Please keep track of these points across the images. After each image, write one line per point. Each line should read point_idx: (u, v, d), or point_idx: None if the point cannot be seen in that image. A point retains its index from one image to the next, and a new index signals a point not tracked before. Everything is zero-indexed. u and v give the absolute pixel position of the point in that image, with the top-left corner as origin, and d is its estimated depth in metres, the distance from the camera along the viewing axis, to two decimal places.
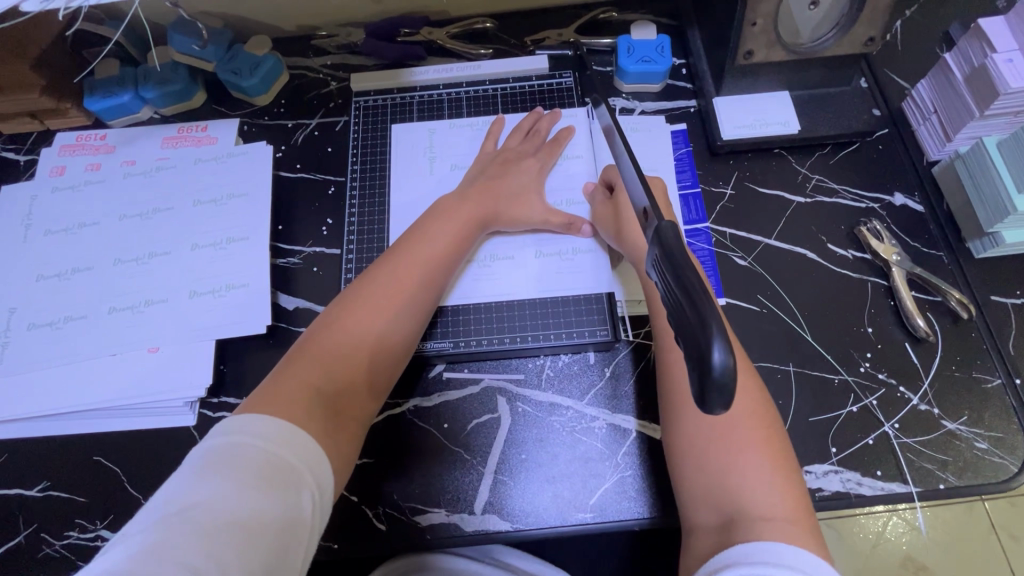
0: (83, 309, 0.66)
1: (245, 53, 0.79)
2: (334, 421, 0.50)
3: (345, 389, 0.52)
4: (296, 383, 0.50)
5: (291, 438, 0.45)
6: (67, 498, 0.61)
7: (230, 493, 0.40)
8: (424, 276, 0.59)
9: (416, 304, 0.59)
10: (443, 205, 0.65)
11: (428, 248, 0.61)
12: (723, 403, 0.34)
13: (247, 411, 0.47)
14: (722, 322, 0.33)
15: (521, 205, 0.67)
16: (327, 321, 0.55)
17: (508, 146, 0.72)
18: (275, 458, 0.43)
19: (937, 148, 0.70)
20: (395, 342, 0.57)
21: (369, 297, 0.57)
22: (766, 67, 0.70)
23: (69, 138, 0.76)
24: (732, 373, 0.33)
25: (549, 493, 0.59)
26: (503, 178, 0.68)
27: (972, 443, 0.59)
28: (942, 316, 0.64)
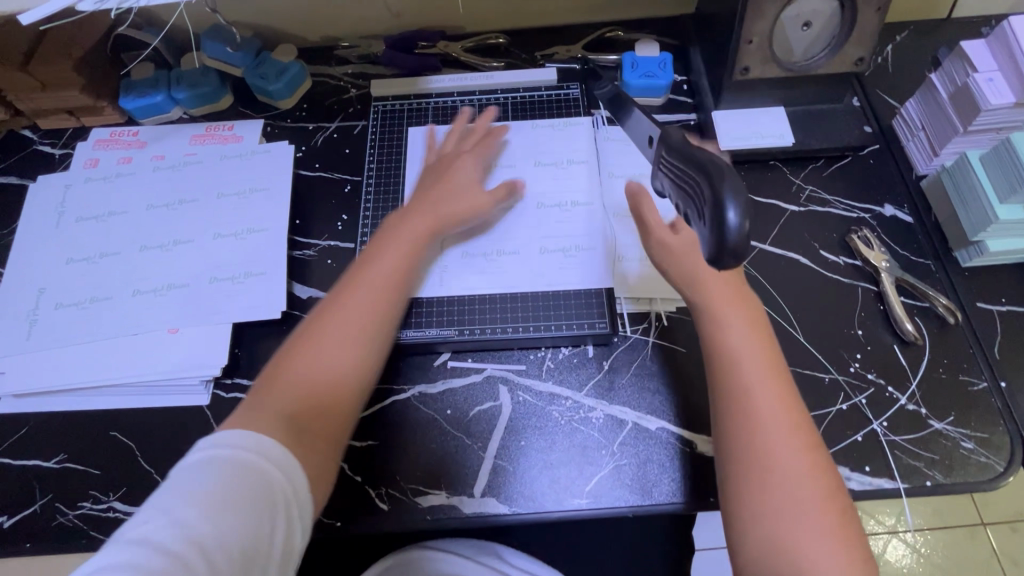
0: (108, 291, 0.69)
1: (272, 59, 0.84)
2: (301, 439, 0.51)
3: (312, 411, 0.53)
4: (259, 406, 0.52)
5: (274, 462, 0.47)
6: (82, 471, 0.64)
7: (226, 517, 0.43)
8: (380, 298, 0.61)
9: (386, 311, 0.61)
10: (390, 222, 0.67)
11: (373, 274, 0.62)
12: (734, 259, 0.41)
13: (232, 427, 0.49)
14: (736, 192, 0.40)
15: (460, 198, 0.69)
16: (291, 348, 0.57)
17: (446, 146, 0.75)
18: (261, 480, 0.46)
19: (925, 162, 0.73)
20: (360, 363, 0.57)
21: (330, 321, 0.58)
22: (762, 83, 0.74)
23: (104, 134, 0.81)
24: (743, 227, 0.40)
25: (546, 480, 0.61)
26: (440, 181, 0.70)
27: (958, 442, 0.60)
28: (929, 321, 0.66)
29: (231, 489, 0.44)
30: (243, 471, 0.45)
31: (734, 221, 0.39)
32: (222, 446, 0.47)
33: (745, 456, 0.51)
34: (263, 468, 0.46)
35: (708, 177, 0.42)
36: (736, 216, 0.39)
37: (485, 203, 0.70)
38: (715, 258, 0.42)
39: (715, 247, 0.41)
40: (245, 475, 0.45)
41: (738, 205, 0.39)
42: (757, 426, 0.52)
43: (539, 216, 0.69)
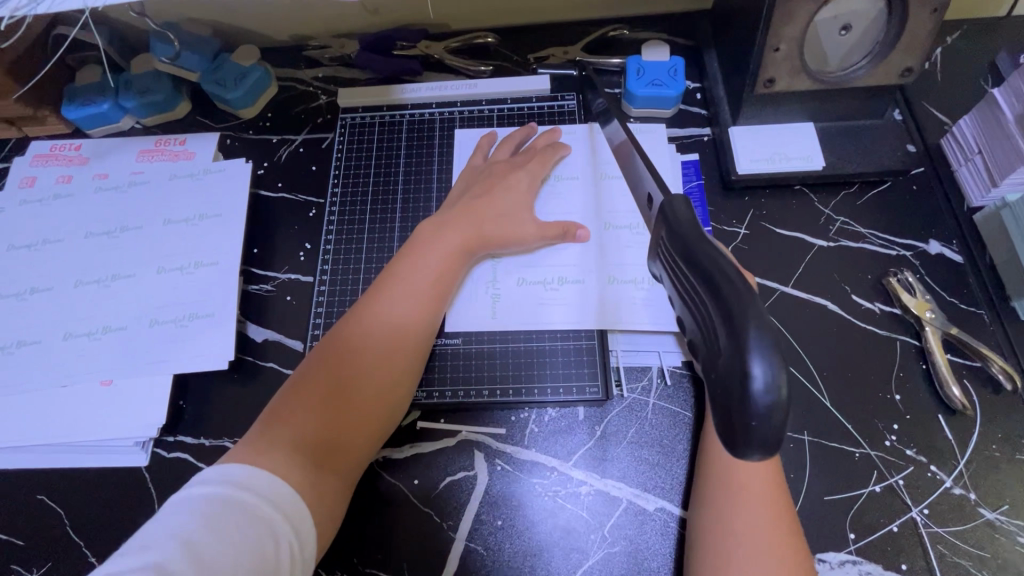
0: (39, 334, 0.62)
1: (231, 62, 0.75)
2: (318, 480, 0.45)
3: (330, 444, 0.48)
4: (281, 434, 0.46)
5: (283, 501, 0.42)
6: (4, 541, 0.57)
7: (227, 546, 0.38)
8: (415, 321, 0.54)
9: (419, 333, 0.54)
10: (426, 229, 0.60)
11: (411, 289, 0.55)
12: (761, 449, 0.30)
13: (237, 460, 0.44)
14: (767, 333, 0.29)
15: (509, 221, 0.61)
16: (319, 364, 0.51)
17: (499, 158, 0.66)
18: (265, 523, 0.40)
19: (979, 193, 0.62)
20: (386, 393, 0.52)
21: (358, 341, 0.52)
22: (790, 97, 0.64)
23: (43, 148, 0.72)
24: (782, 394, 0.29)
25: (524, 568, 0.53)
26: (490, 196, 0.62)
27: (1014, 537, 0.51)
28: (981, 385, 0.56)
29: (233, 527, 0.39)
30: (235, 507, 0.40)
31: (761, 386, 0.29)
32: (228, 472, 0.42)
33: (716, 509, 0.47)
34: (270, 509, 0.41)
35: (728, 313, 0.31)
36: (765, 382, 0.29)
37: (532, 239, 0.61)
38: (727, 435, 0.32)
39: (732, 421, 0.31)
40: (249, 514, 0.40)
41: (767, 365, 0.29)
42: (744, 483, 0.47)
43: (567, 229, 0.62)
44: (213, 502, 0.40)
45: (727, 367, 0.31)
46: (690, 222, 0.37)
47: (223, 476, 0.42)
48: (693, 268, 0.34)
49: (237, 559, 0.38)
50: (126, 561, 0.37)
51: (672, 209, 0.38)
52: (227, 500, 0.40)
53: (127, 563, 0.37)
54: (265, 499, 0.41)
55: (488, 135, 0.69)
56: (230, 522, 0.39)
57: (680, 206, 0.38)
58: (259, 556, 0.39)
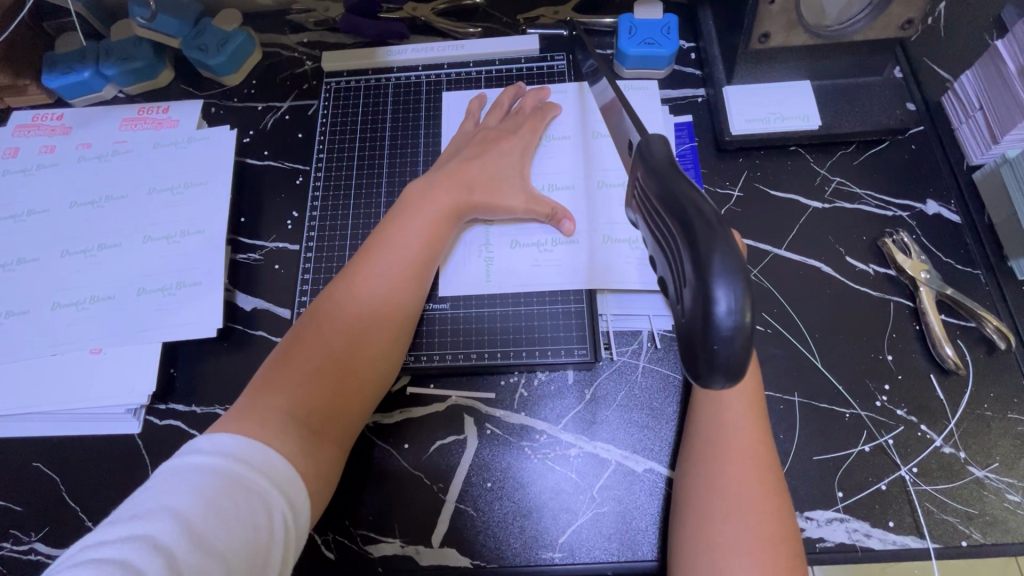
0: (26, 304, 0.61)
1: (212, 27, 0.73)
2: (313, 444, 0.45)
3: (324, 408, 0.47)
4: (271, 401, 0.46)
5: (275, 473, 0.41)
6: (2, 507, 0.57)
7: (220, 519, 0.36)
8: (404, 285, 0.54)
9: (406, 297, 0.54)
10: (412, 194, 0.58)
11: (400, 253, 0.54)
12: (726, 375, 0.30)
13: (228, 428, 0.43)
14: (729, 260, 0.29)
15: (498, 186, 0.60)
16: (307, 330, 0.50)
17: (489, 123, 0.65)
18: (259, 495, 0.39)
19: (980, 150, 0.61)
20: (377, 357, 0.52)
21: (346, 307, 0.51)
22: (786, 53, 0.62)
23: (24, 118, 0.71)
24: (744, 322, 0.29)
25: (514, 529, 0.53)
26: (479, 160, 0.61)
27: (1002, 494, 0.51)
28: (975, 345, 0.56)
29: (227, 498, 0.37)
30: (228, 480, 0.39)
31: (725, 311, 0.29)
32: (217, 444, 0.41)
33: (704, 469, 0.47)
34: (263, 481, 0.40)
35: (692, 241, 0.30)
36: (728, 307, 0.29)
37: (518, 210, 0.60)
38: (692, 367, 0.32)
39: (698, 353, 0.31)
40: (242, 486, 0.39)
41: (731, 289, 0.29)
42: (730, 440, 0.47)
43: (555, 212, 0.60)
44: (204, 474, 0.39)
45: (694, 291, 0.30)
46: (665, 155, 0.36)
47: (213, 446, 0.40)
48: (662, 200, 0.33)
49: (231, 531, 0.36)
50: (114, 531, 0.36)
51: (647, 148, 0.37)
52: (220, 471, 0.39)
53: (115, 533, 0.35)
54: (260, 474, 0.40)
55: (477, 99, 0.67)
56: (223, 493, 0.38)
57: (653, 141, 0.36)
58: (253, 529, 0.37)
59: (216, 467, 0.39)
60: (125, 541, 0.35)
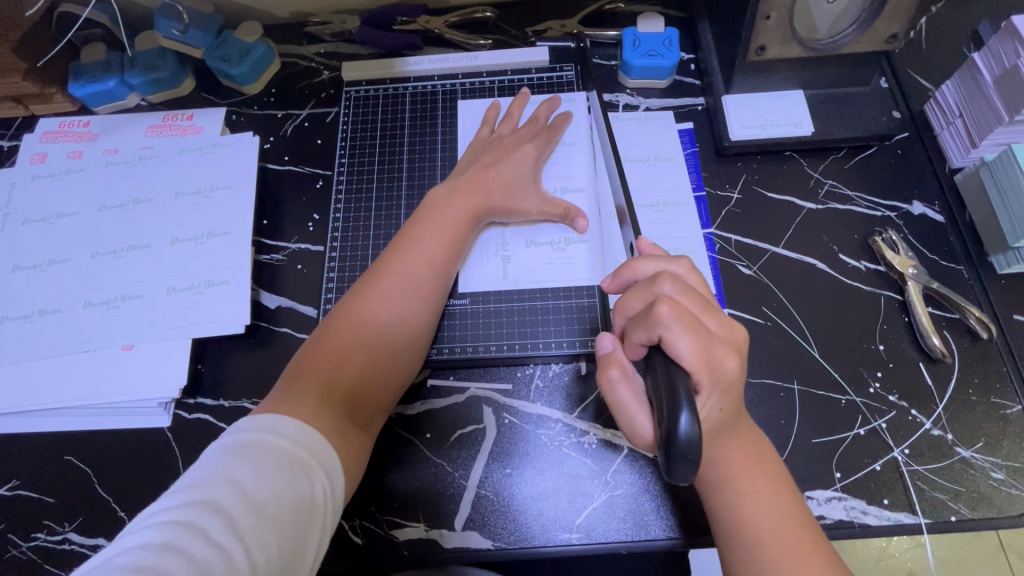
0: (58, 303, 0.64)
1: (235, 38, 0.76)
2: (344, 428, 0.48)
3: (355, 393, 0.51)
4: (306, 386, 0.49)
5: (316, 452, 0.44)
6: (36, 498, 0.59)
7: (272, 483, 0.40)
8: (428, 282, 0.57)
9: (429, 295, 0.57)
10: (436, 196, 0.62)
11: (423, 252, 0.58)
12: (687, 470, 0.40)
13: (268, 411, 0.46)
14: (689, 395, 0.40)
15: (514, 190, 0.63)
16: (339, 321, 0.54)
17: (506, 131, 0.68)
18: (304, 472, 0.42)
19: (960, 154, 0.66)
20: (404, 349, 0.55)
21: (375, 301, 0.55)
22: (779, 65, 0.66)
23: (51, 125, 0.74)
24: (698, 437, 0.39)
25: (533, 512, 0.56)
26: (497, 165, 0.64)
27: (987, 473, 0.55)
28: (960, 335, 0.60)
29: (277, 471, 0.41)
30: (274, 453, 0.42)
31: (684, 426, 0.39)
32: (264, 424, 0.44)
33: (722, 493, 0.47)
34: (307, 457, 0.43)
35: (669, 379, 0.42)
36: (687, 424, 0.39)
37: (534, 212, 0.64)
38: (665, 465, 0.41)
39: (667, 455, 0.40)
40: (286, 458, 0.42)
41: (689, 414, 0.39)
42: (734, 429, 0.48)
43: (569, 211, 0.64)
44: (251, 446, 0.41)
45: (664, 413, 0.41)
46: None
47: (262, 426, 0.43)
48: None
49: (282, 503, 0.39)
50: (171, 499, 0.38)
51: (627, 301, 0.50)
52: (268, 447, 0.42)
53: (172, 501, 0.38)
54: (300, 446, 0.43)
55: (493, 106, 0.70)
56: (274, 468, 0.41)
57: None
58: (300, 503, 0.40)
59: (260, 440, 0.42)
60: (187, 505, 0.37)
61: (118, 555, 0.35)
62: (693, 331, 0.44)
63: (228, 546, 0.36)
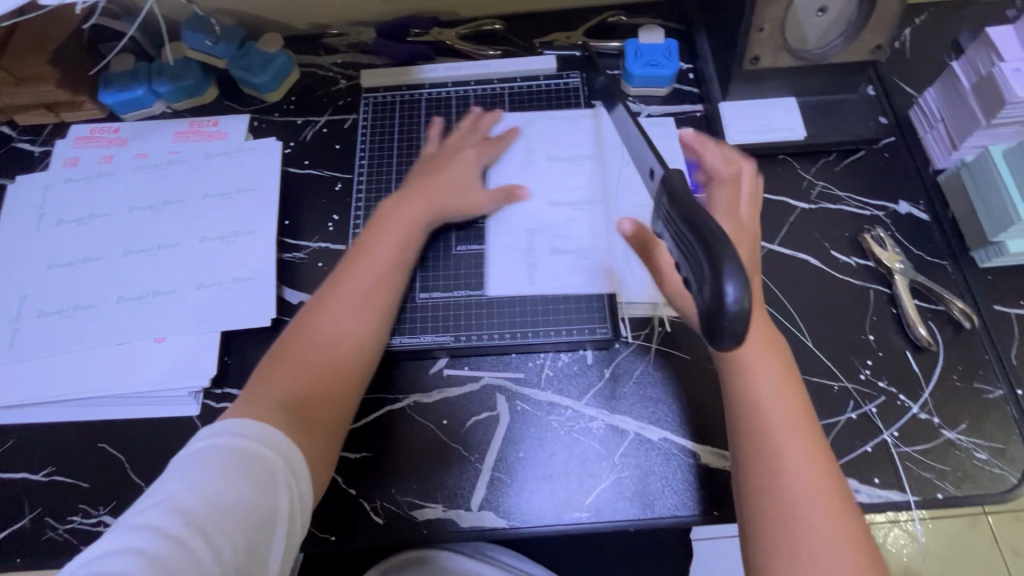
0: (92, 298, 0.67)
1: (257, 49, 0.80)
2: (303, 426, 0.52)
3: (313, 391, 0.54)
4: (262, 391, 0.53)
5: (281, 449, 0.48)
6: (72, 483, 0.62)
7: (231, 488, 0.44)
8: (378, 282, 0.60)
9: (383, 300, 0.60)
10: (389, 206, 0.66)
11: (369, 255, 0.62)
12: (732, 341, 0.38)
13: (232, 415, 0.50)
14: (735, 263, 0.37)
15: (467, 195, 0.68)
16: (296, 331, 0.57)
17: (496, 142, 0.72)
18: (268, 472, 0.47)
19: (942, 155, 0.70)
20: (360, 344, 0.58)
21: (332, 308, 0.58)
22: (772, 73, 0.70)
23: (83, 131, 0.78)
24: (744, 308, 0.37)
25: (544, 492, 0.59)
26: (451, 174, 0.68)
27: (971, 453, 0.58)
28: (944, 325, 0.63)
29: (243, 471, 0.45)
30: (241, 458, 0.46)
31: (732, 299, 0.37)
32: (212, 425, 0.48)
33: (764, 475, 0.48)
34: (255, 446, 0.47)
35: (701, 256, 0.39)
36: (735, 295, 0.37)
37: (530, 208, 0.68)
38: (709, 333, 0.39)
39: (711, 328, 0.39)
40: (250, 461, 0.46)
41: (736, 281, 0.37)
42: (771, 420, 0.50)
43: None
44: (221, 451, 0.46)
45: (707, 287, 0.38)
46: (683, 187, 0.43)
47: (204, 429, 0.48)
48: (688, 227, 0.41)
49: (229, 490, 0.44)
50: (149, 504, 0.43)
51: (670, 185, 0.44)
52: (235, 451, 0.46)
53: (148, 506, 0.43)
54: (265, 447, 0.48)
55: (497, 117, 0.74)
56: (232, 475, 0.45)
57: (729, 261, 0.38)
58: (247, 482, 0.45)
59: (228, 445, 0.47)
60: (149, 508, 0.43)
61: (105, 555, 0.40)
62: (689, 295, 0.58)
63: (194, 546, 0.41)
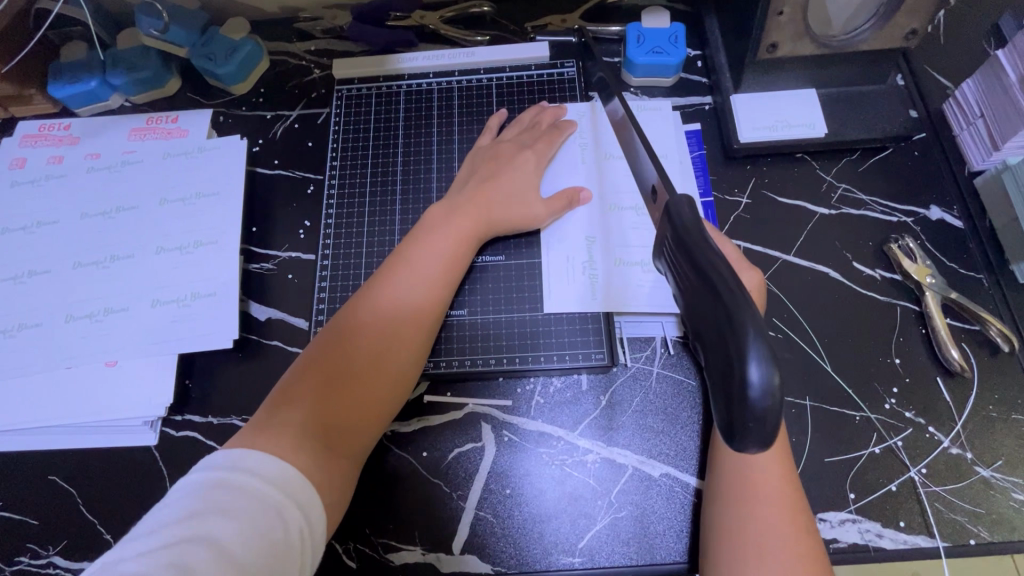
0: (39, 316, 0.61)
1: (220, 36, 0.72)
2: (328, 461, 0.45)
3: (340, 420, 0.48)
4: (287, 418, 0.46)
5: (298, 492, 0.41)
6: (19, 520, 0.57)
7: (230, 535, 0.37)
8: (423, 303, 0.54)
9: (427, 319, 0.54)
10: (438, 211, 0.59)
11: (428, 271, 0.55)
12: (759, 438, 0.30)
13: (247, 443, 0.43)
14: (758, 332, 0.29)
15: (518, 203, 0.61)
16: (326, 349, 0.50)
17: (506, 137, 0.66)
18: (279, 512, 0.39)
19: (981, 157, 0.62)
20: (394, 373, 0.52)
21: (366, 323, 0.52)
22: (791, 62, 0.63)
23: (30, 128, 0.70)
24: (773, 394, 0.29)
25: (534, 534, 0.54)
26: (498, 178, 0.61)
27: (1008, 494, 0.52)
28: (979, 348, 0.57)
29: (249, 513, 0.38)
30: (247, 497, 0.39)
31: (755, 384, 0.29)
32: (233, 459, 0.41)
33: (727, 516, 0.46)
34: (283, 497, 0.40)
35: (716, 322, 0.31)
36: (759, 377, 0.29)
37: (541, 216, 0.61)
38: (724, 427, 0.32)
39: (729, 418, 0.31)
40: (259, 501, 0.39)
41: (760, 361, 0.29)
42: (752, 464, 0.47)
43: (572, 196, 0.62)
44: (222, 488, 0.39)
45: (722, 362, 0.30)
46: (693, 222, 0.35)
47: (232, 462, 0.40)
48: (698, 277, 0.33)
49: (250, 544, 0.37)
50: (133, 547, 0.36)
51: (676, 213, 0.36)
52: (241, 487, 0.39)
53: (135, 549, 0.36)
54: (274, 485, 0.40)
55: (497, 115, 0.68)
56: (233, 517, 0.37)
57: (753, 329, 0.29)
58: (270, 537, 0.38)
59: (229, 479, 0.39)
60: (145, 555, 0.35)
61: None
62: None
63: None
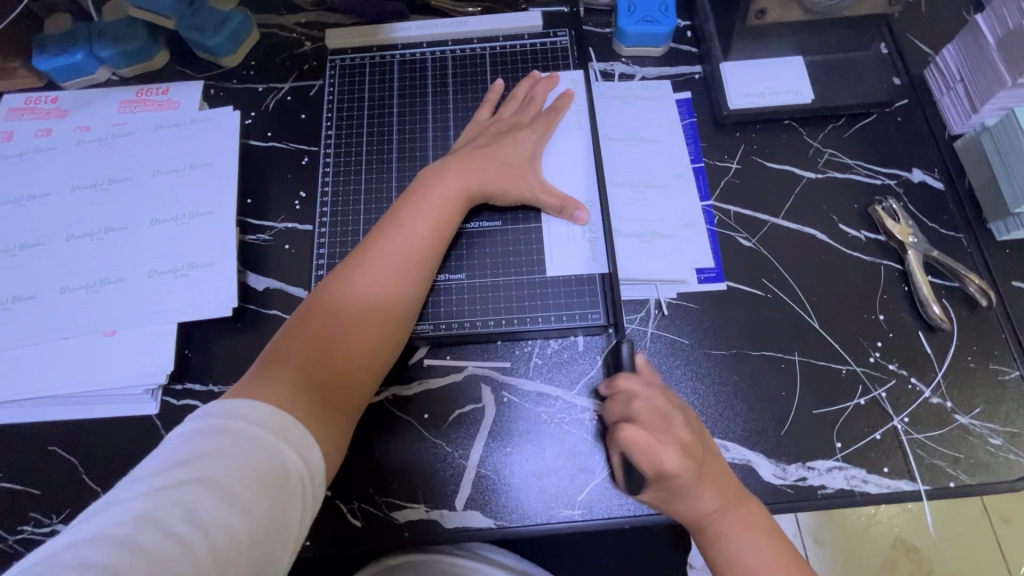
0: (34, 289, 0.61)
1: (209, 7, 0.71)
2: (322, 413, 0.46)
3: (331, 375, 0.49)
4: (282, 371, 0.47)
5: (292, 435, 0.42)
6: (20, 490, 0.57)
7: (229, 479, 0.38)
8: (412, 261, 0.55)
9: (415, 279, 0.55)
10: (429, 174, 0.60)
11: (417, 231, 0.56)
12: None
13: (242, 394, 0.44)
14: None
15: (511, 171, 0.61)
16: (316, 308, 0.51)
17: (503, 112, 0.66)
18: (275, 455, 0.40)
19: (960, 121, 0.65)
20: (386, 329, 0.53)
21: (354, 283, 0.53)
22: (779, 30, 0.64)
23: (16, 101, 0.69)
24: None
25: (534, 490, 0.55)
26: (493, 148, 0.62)
27: (986, 439, 0.55)
28: (958, 303, 0.60)
29: (247, 459, 0.39)
30: (242, 443, 0.40)
31: None
32: (232, 407, 0.42)
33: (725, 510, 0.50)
34: (280, 443, 0.41)
35: None
36: None
37: (535, 193, 0.62)
38: None
39: None
40: (256, 445, 0.40)
41: None
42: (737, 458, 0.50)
43: (566, 204, 0.62)
44: (218, 433, 0.40)
45: None
46: None
47: (231, 411, 0.41)
48: None
49: (253, 490, 0.38)
50: (135, 488, 0.37)
51: None
52: (235, 433, 0.40)
53: (137, 489, 0.37)
54: (271, 432, 0.41)
55: (496, 88, 0.68)
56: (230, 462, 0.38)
57: None
58: (271, 483, 0.39)
59: (225, 425, 0.40)
60: (151, 494, 0.37)
61: (82, 542, 0.34)
62: (647, 447, 0.49)
63: (189, 537, 0.35)
